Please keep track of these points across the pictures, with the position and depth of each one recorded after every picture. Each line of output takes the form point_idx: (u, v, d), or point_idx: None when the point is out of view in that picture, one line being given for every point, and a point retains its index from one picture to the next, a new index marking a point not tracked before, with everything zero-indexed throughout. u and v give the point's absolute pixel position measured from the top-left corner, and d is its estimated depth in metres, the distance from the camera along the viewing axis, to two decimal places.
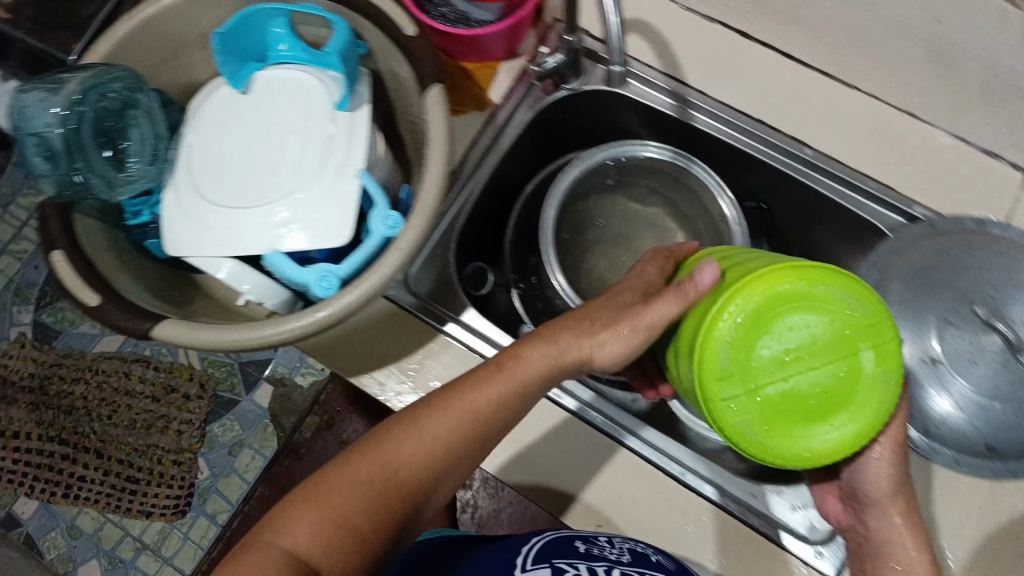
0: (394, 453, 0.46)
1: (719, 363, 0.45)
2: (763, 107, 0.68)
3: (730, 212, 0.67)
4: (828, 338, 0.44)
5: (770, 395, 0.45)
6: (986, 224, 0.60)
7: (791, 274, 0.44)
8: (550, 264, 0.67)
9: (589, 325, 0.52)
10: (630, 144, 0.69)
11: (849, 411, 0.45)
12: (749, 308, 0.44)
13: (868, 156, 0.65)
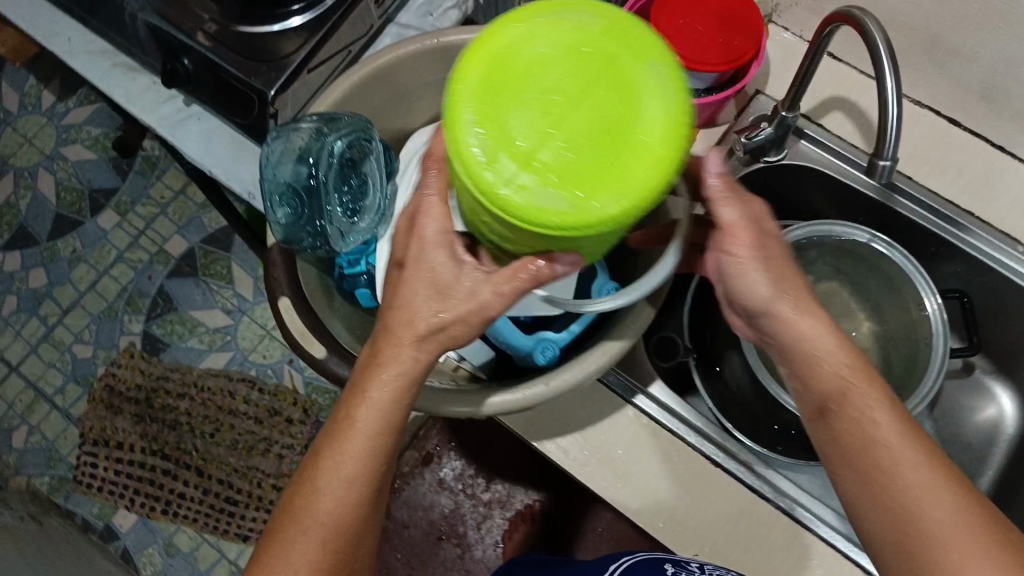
0: (286, 558, 0.45)
1: (516, 134, 0.36)
2: (971, 198, 0.69)
3: (936, 316, 0.66)
4: (563, 68, 0.37)
5: (550, 155, 0.36)
6: None
7: (514, 32, 0.39)
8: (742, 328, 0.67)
9: (394, 336, 0.44)
10: (827, 223, 0.69)
11: (645, 126, 0.37)
12: (480, 76, 0.38)
13: None
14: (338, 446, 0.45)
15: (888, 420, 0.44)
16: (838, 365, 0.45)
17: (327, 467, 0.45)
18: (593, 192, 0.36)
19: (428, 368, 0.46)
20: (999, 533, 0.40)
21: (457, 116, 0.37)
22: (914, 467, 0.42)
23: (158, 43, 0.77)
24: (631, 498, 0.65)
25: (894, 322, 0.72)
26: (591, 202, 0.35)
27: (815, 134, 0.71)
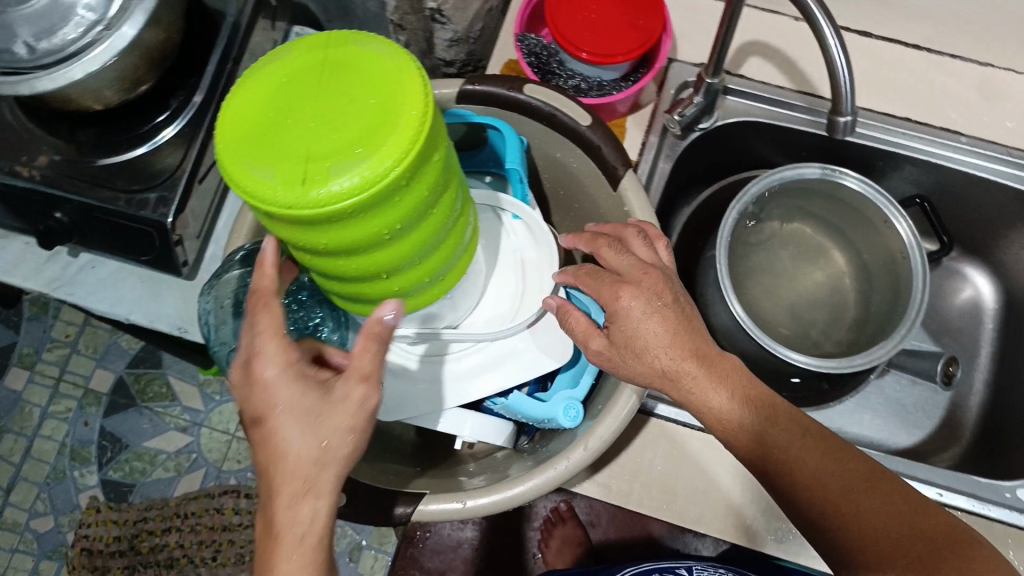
0: None
1: (299, 148, 0.37)
2: (905, 104, 0.70)
3: (910, 238, 0.66)
4: (289, 85, 0.39)
5: (334, 138, 0.37)
6: None
7: (248, 88, 0.40)
8: (727, 292, 0.65)
9: (280, 492, 0.40)
10: (778, 172, 0.68)
11: (380, 72, 0.39)
12: (236, 139, 0.38)
13: (1016, 136, 0.69)
14: None
15: (810, 468, 0.45)
16: (752, 428, 0.47)
17: None
18: (380, 148, 0.37)
19: (335, 507, 0.41)
20: (932, 552, 0.41)
21: (233, 169, 0.38)
22: (839, 507, 0.44)
23: (21, 206, 0.68)
24: (690, 510, 0.61)
25: (868, 248, 0.72)
26: (386, 142, 0.37)
27: (740, 87, 0.70)
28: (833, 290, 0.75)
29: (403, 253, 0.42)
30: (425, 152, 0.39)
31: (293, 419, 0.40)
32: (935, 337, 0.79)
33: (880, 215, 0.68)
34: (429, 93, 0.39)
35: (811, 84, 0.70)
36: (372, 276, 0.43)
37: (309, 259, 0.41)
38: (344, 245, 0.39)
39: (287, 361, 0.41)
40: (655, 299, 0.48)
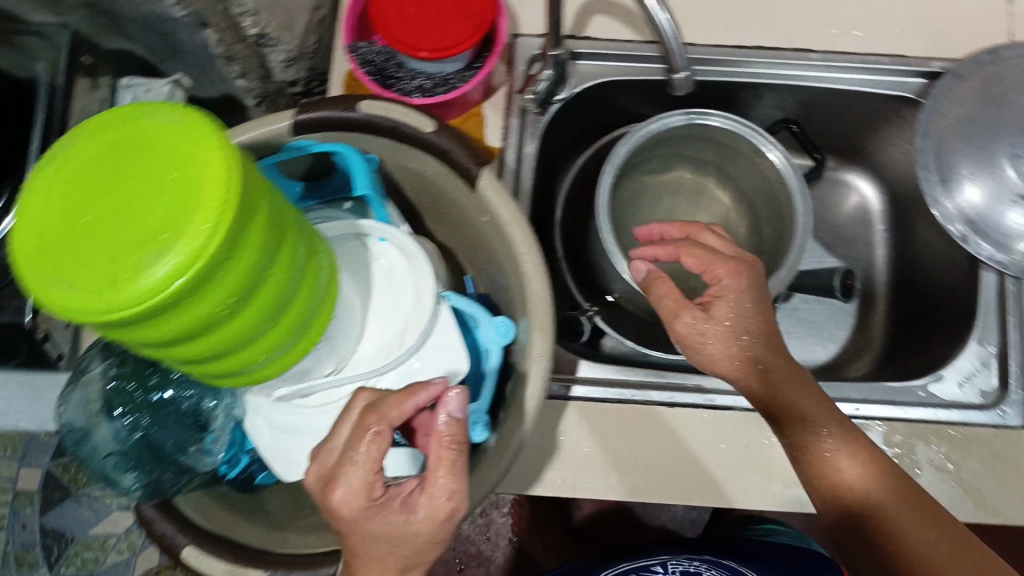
0: None
1: (100, 248, 0.33)
2: (752, 32, 0.70)
3: (784, 164, 0.66)
4: (78, 181, 0.35)
5: (135, 227, 0.33)
6: (999, 53, 0.67)
7: (36, 194, 0.36)
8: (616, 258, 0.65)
9: None
10: (643, 127, 0.67)
11: (172, 137, 0.36)
12: (33, 255, 0.34)
13: (863, 43, 0.69)
14: None
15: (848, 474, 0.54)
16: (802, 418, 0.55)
17: None
18: (190, 221, 0.33)
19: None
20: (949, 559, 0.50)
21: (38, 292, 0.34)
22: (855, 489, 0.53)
23: None
24: (621, 483, 0.60)
25: (746, 181, 0.74)
26: (191, 215, 0.33)
27: (590, 50, 0.69)
28: (723, 227, 0.77)
29: (248, 324, 0.39)
30: (241, 211, 0.35)
31: (378, 543, 0.41)
32: (830, 249, 0.81)
33: (752, 151, 0.69)
34: (231, 146, 0.36)
35: (659, 31, 0.69)
36: (230, 350, 0.39)
37: (148, 352, 0.37)
38: (182, 333, 0.36)
39: (372, 499, 0.41)
40: (755, 275, 0.58)
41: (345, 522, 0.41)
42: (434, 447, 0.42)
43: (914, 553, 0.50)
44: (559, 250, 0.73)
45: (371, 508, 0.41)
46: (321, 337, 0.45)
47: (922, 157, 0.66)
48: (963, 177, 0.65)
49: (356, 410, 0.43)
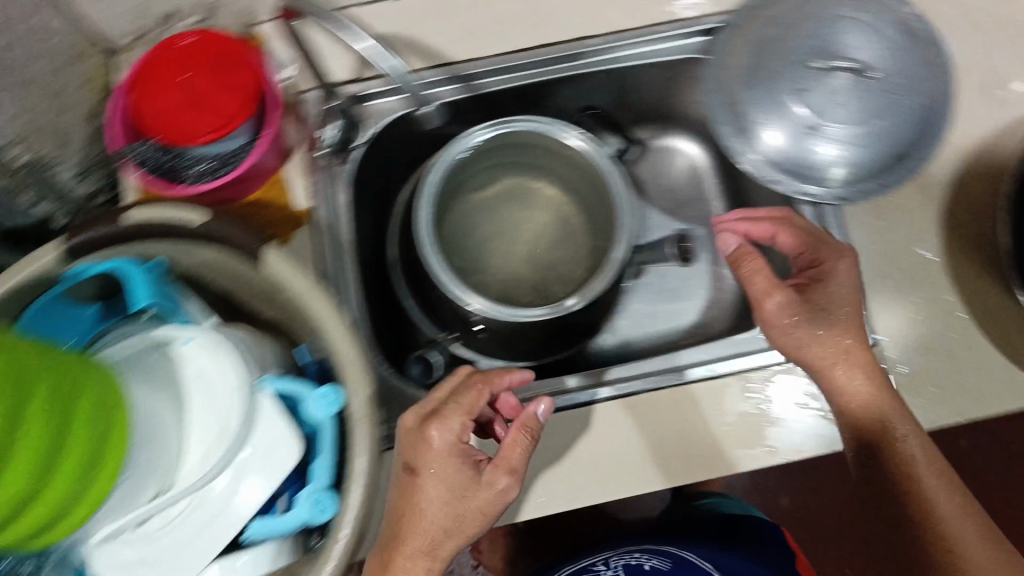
0: None
1: None
2: (531, 33, 0.69)
3: (594, 152, 0.69)
4: None
5: None
6: None
7: None
8: (451, 285, 0.66)
9: (406, 543, 0.50)
10: (447, 151, 0.68)
11: None
12: None
13: (640, 18, 0.69)
14: None
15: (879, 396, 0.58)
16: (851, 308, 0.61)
17: None
18: None
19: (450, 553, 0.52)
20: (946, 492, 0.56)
21: None
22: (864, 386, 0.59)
23: None
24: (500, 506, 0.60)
25: (569, 175, 0.75)
26: None
27: (377, 90, 0.68)
28: (561, 222, 0.78)
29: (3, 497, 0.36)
30: None
31: (438, 487, 0.51)
32: (673, 213, 0.82)
33: (563, 148, 0.71)
34: None
35: (440, 54, 0.69)
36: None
37: None
38: None
39: (459, 442, 0.53)
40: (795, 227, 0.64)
41: (435, 453, 0.52)
42: (513, 436, 0.55)
43: (924, 498, 0.56)
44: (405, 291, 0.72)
45: (456, 449, 0.53)
46: (103, 470, 0.43)
47: (715, 114, 0.67)
48: (754, 121, 0.66)
49: (465, 372, 0.57)
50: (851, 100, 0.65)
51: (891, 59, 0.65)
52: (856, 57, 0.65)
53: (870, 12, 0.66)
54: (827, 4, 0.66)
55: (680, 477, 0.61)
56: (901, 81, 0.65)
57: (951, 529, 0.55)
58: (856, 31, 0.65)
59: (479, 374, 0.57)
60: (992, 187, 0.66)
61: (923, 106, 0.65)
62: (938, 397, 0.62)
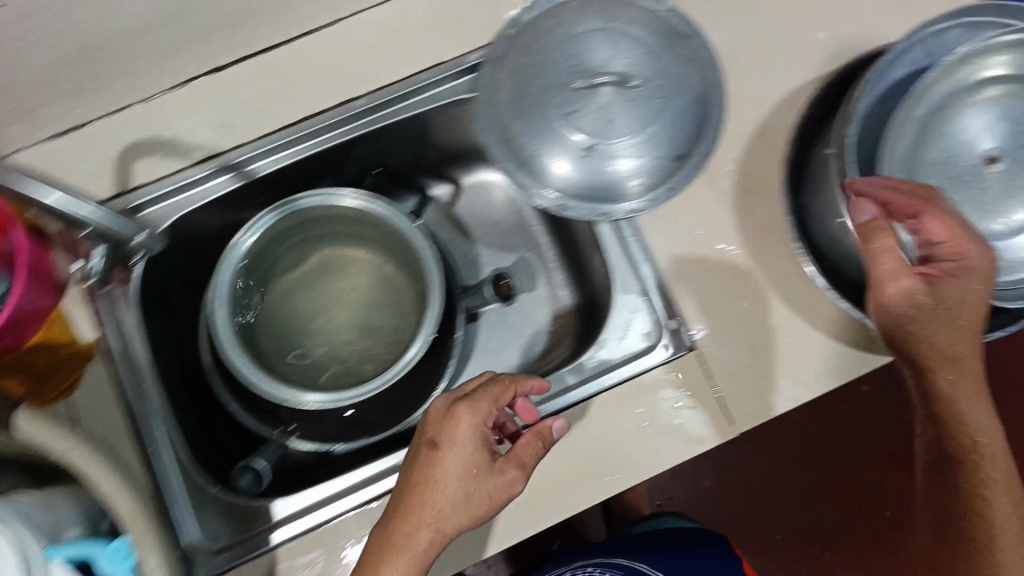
0: None
1: None
2: (294, 106, 0.66)
3: (390, 213, 0.68)
4: None
5: None
6: (520, 17, 0.65)
7: None
8: (262, 383, 0.63)
9: (415, 516, 0.50)
10: (234, 245, 0.65)
11: None
12: None
13: (402, 67, 0.67)
14: None
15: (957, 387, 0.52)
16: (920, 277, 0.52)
17: None
18: None
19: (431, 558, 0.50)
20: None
21: None
22: (975, 413, 0.53)
23: None
24: None
25: (376, 236, 0.72)
26: None
27: (142, 199, 0.64)
28: (385, 284, 0.75)
29: None
30: None
31: (463, 465, 0.51)
32: (500, 246, 0.80)
33: (358, 212, 0.69)
34: None
35: (202, 147, 0.65)
36: None
37: None
38: None
39: (496, 403, 0.54)
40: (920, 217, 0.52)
41: (445, 442, 0.52)
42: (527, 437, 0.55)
43: (993, 518, 0.55)
44: (229, 394, 0.69)
45: (484, 432, 0.53)
46: None
47: (498, 156, 0.65)
48: (536, 153, 0.65)
49: (486, 373, 0.57)
50: (615, 114, 0.64)
51: (649, 61, 0.64)
52: (614, 67, 0.64)
53: (619, 18, 0.65)
54: (573, 20, 0.65)
55: (533, 525, 0.62)
56: (665, 80, 0.64)
57: (1001, 532, 0.55)
58: (608, 42, 0.64)
59: (507, 374, 0.57)
60: (782, 164, 0.66)
61: (693, 99, 0.64)
62: (767, 388, 0.64)
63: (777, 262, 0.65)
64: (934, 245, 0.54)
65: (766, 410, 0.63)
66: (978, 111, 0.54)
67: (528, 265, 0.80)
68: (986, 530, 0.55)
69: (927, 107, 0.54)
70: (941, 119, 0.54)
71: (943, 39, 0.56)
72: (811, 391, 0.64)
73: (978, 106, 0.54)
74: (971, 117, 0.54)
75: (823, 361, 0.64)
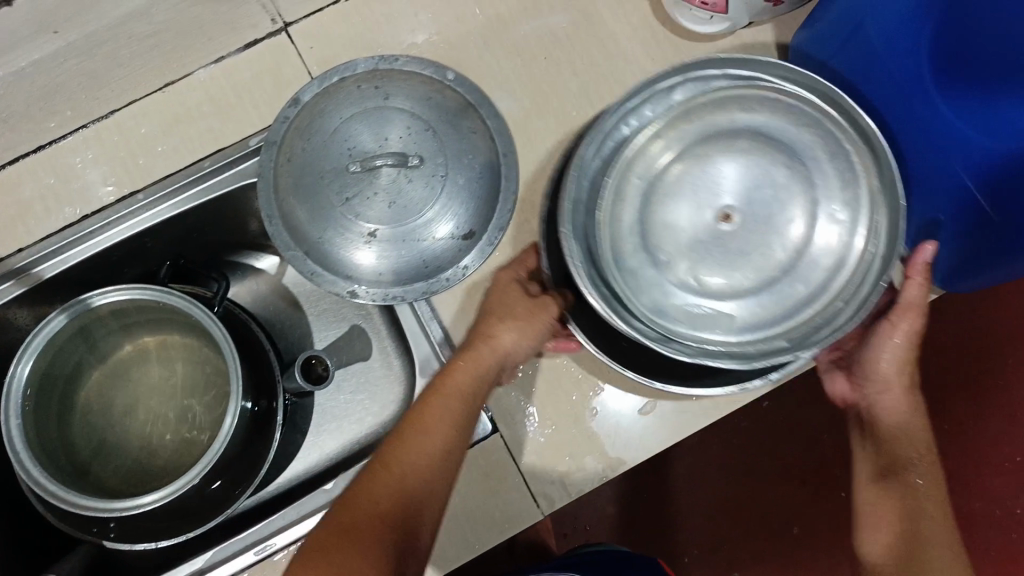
0: (397, 484, 0.52)
1: None
2: (78, 202, 0.65)
3: (188, 304, 0.64)
4: None
5: None
6: (300, 97, 0.63)
7: None
8: (59, 495, 0.60)
9: (469, 352, 0.56)
10: (23, 352, 0.61)
11: None
12: None
13: (187, 154, 0.65)
14: (403, 455, 0.53)
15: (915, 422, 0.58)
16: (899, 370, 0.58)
17: (402, 458, 0.53)
18: None
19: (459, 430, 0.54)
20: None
21: None
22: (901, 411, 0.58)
23: None
24: None
25: (183, 322, 0.70)
26: None
27: None
28: (203, 369, 0.73)
29: None
30: None
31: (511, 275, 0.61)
32: (335, 317, 0.78)
33: (159, 303, 0.66)
34: None
35: None
36: None
37: None
38: None
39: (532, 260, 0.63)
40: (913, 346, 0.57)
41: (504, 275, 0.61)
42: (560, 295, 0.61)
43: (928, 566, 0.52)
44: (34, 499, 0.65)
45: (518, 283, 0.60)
46: None
47: (280, 240, 0.62)
48: (323, 241, 0.62)
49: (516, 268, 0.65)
50: (399, 195, 0.62)
51: (428, 137, 0.63)
52: (393, 146, 0.62)
53: (396, 92, 0.63)
54: (347, 96, 0.63)
55: None
56: (446, 154, 0.63)
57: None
58: (385, 120, 0.63)
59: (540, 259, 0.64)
60: None
61: (475, 175, 0.63)
62: (573, 466, 0.63)
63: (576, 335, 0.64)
64: (683, 305, 0.55)
65: (572, 489, 0.63)
66: (698, 171, 0.56)
67: (362, 332, 0.78)
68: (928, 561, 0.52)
69: (639, 173, 0.57)
70: (659, 182, 0.57)
71: (675, 96, 0.56)
72: (616, 465, 0.63)
73: (700, 167, 0.56)
74: (691, 178, 0.56)
75: (627, 434, 0.64)
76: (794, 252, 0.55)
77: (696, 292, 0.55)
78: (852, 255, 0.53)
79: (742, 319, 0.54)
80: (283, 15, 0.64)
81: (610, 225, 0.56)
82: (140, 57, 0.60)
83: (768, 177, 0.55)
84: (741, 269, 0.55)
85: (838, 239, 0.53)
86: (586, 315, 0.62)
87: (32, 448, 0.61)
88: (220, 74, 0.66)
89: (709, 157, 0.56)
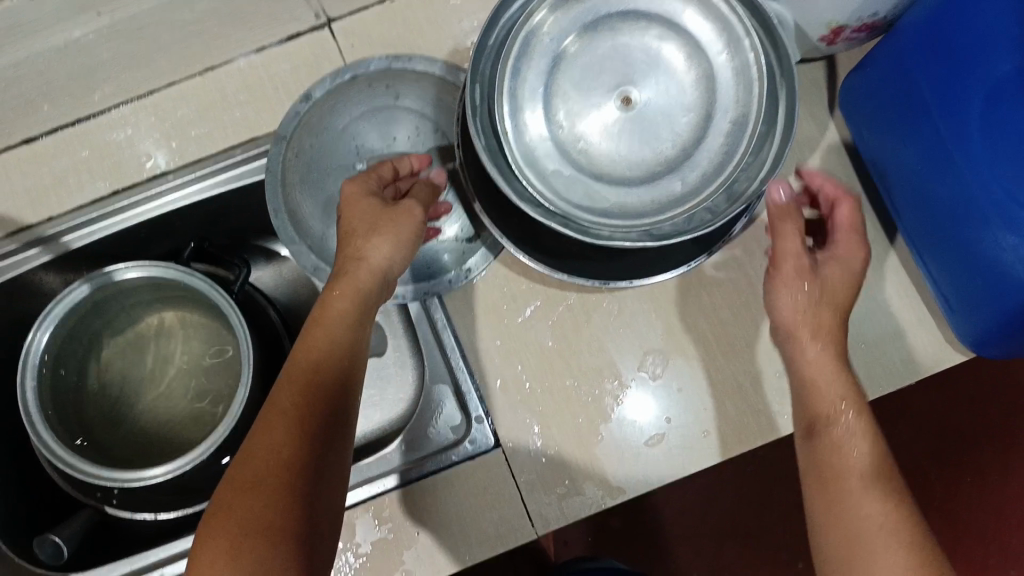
0: (302, 381, 0.49)
1: None
2: (109, 177, 0.65)
3: (205, 287, 0.65)
4: None
5: None
6: (312, 93, 0.63)
7: None
8: (67, 463, 0.60)
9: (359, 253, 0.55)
10: (45, 319, 0.62)
11: None
12: None
13: (219, 139, 0.66)
14: (304, 356, 0.51)
15: (821, 364, 0.56)
16: (811, 319, 0.57)
17: (304, 358, 0.51)
18: None
19: (354, 329, 0.54)
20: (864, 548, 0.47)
21: None
22: (812, 354, 0.56)
23: None
24: None
25: (201, 304, 0.70)
26: None
27: None
28: (218, 348, 0.73)
29: None
30: None
31: (364, 184, 0.58)
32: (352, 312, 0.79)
33: (180, 283, 0.67)
34: None
35: (13, 220, 0.65)
36: None
37: None
38: None
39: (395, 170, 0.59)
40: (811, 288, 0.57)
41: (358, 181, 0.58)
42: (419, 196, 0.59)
43: (851, 523, 0.49)
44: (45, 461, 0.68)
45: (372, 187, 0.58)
46: None
47: (285, 235, 0.62)
48: (328, 237, 0.64)
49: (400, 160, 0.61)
50: None
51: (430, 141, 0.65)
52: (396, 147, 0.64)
53: (406, 93, 0.64)
54: (357, 92, 0.63)
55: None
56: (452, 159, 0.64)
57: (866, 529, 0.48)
58: (389, 121, 0.64)
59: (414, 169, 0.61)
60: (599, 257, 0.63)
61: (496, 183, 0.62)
62: (572, 490, 0.62)
63: (587, 359, 0.64)
64: (572, 193, 0.54)
65: (567, 512, 0.62)
66: (603, 47, 0.55)
67: None
68: (845, 516, 0.49)
69: (544, 42, 0.55)
70: (565, 54, 0.55)
71: None
72: (616, 494, 0.62)
73: (606, 43, 0.55)
74: (595, 53, 0.55)
75: (630, 463, 0.63)
76: (686, 141, 0.55)
77: (579, 166, 0.55)
78: (739, 147, 0.53)
79: (619, 203, 0.54)
80: (327, 11, 0.64)
81: (508, 88, 0.55)
82: (181, 41, 0.61)
83: (670, 61, 0.55)
84: (629, 151, 0.55)
85: (729, 128, 0.54)
86: (499, 210, 0.61)
87: (46, 416, 0.62)
88: (259, 63, 0.66)
89: (619, 33, 0.55)
